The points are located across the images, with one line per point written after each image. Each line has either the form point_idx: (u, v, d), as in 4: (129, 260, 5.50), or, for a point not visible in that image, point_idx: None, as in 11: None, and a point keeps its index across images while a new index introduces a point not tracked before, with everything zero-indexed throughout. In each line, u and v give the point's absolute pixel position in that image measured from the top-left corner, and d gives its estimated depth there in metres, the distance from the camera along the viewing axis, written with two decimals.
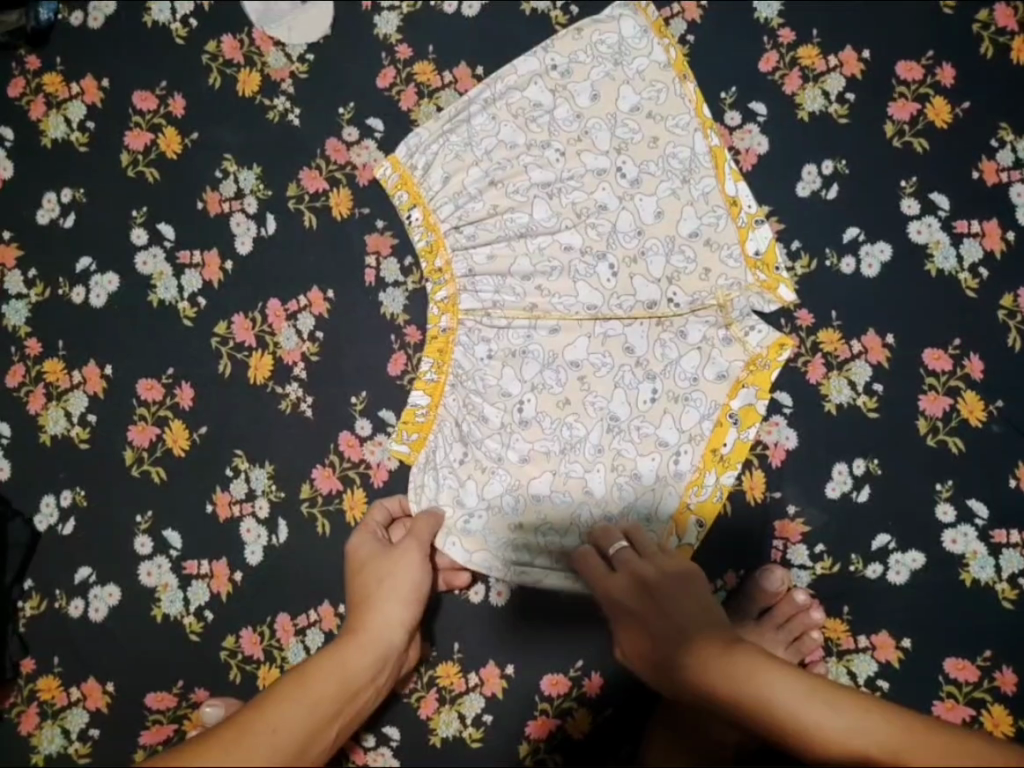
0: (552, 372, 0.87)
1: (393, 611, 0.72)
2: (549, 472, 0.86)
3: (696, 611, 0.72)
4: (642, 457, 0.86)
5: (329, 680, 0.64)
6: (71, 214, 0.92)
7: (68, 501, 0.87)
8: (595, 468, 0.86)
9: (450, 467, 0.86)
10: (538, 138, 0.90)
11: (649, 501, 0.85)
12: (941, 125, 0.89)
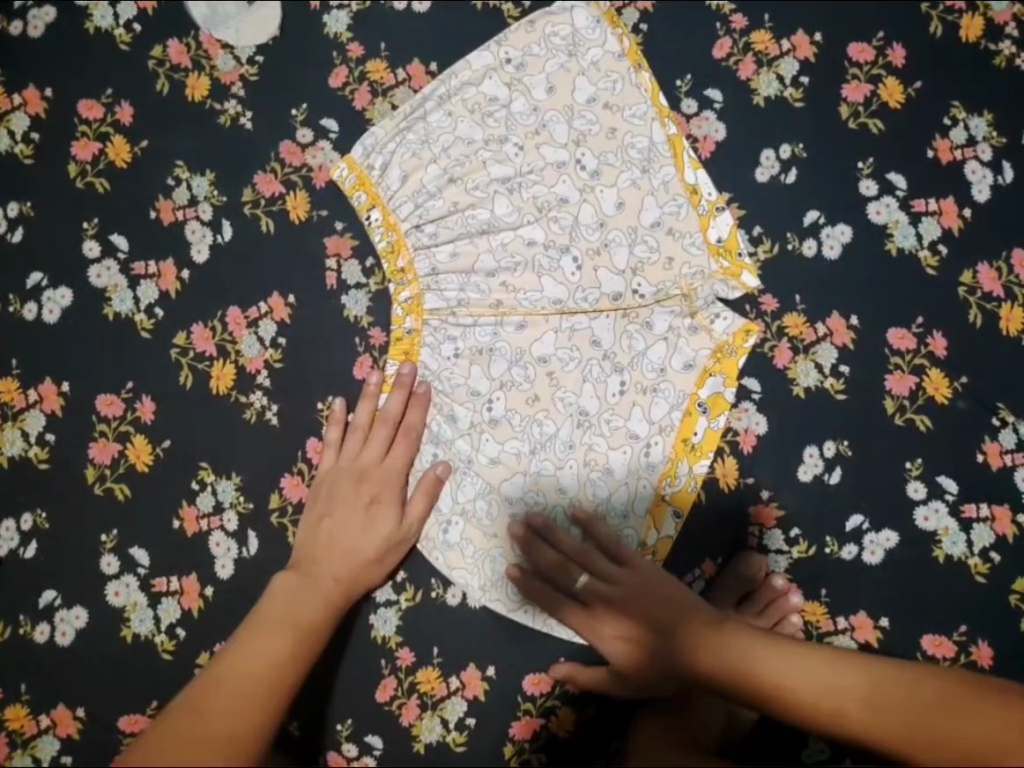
0: (520, 369, 0.87)
1: (358, 559, 0.80)
2: (522, 470, 0.85)
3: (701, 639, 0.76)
4: (613, 450, 0.85)
5: (308, 604, 0.75)
6: (19, 229, 0.89)
7: (29, 524, 0.85)
8: (567, 464, 0.85)
9: (422, 471, 0.86)
10: (496, 133, 0.89)
11: (623, 494, 0.85)
12: (894, 105, 0.90)
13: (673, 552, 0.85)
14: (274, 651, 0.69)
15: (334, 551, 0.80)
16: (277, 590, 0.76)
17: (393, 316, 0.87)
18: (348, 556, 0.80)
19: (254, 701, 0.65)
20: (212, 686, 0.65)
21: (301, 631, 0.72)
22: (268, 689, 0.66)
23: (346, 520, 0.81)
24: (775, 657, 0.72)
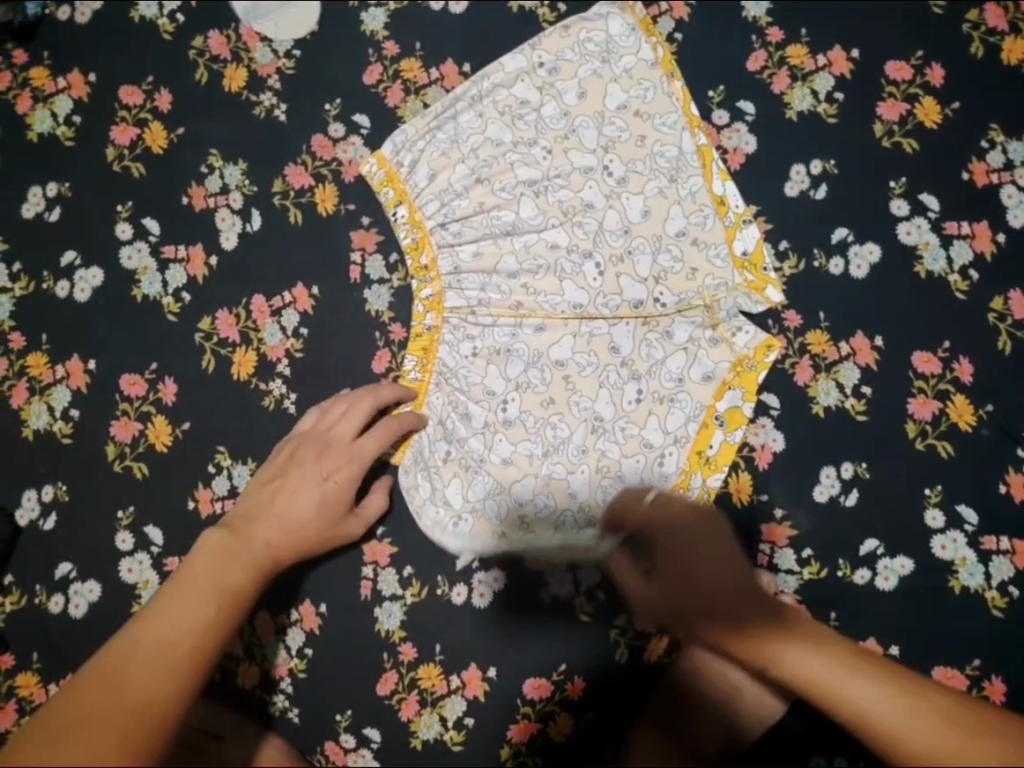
0: (536, 371, 0.87)
1: (292, 535, 0.75)
2: (534, 472, 0.85)
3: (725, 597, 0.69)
4: (626, 458, 0.85)
5: (239, 573, 0.67)
6: (56, 208, 0.91)
7: (49, 497, 0.86)
8: (578, 468, 0.85)
9: (435, 464, 0.86)
10: (526, 136, 0.90)
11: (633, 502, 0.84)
12: (930, 125, 0.89)
13: None
14: (197, 623, 0.60)
15: (269, 518, 0.74)
16: (204, 548, 0.68)
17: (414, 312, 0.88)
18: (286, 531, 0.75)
19: (178, 662, 0.56)
20: (117, 665, 0.54)
21: (225, 599, 0.63)
22: (190, 652, 0.57)
23: (297, 489, 0.77)
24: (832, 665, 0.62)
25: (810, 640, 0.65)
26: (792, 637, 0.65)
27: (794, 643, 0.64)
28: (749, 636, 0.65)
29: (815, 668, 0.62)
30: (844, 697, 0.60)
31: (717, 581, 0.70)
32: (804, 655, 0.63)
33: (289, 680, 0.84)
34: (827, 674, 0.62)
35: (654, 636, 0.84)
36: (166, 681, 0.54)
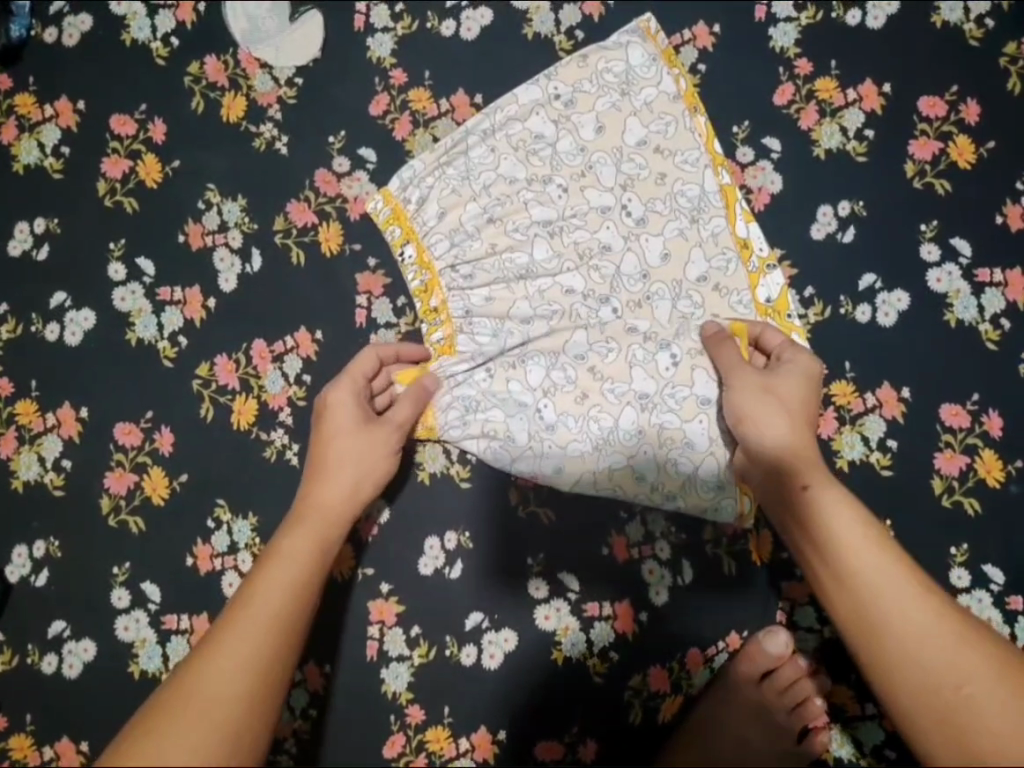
0: (558, 372, 0.81)
1: (352, 487, 0.72)
2: (583, 410, 0.80)
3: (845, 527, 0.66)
4: (688, 423, 0.79)
5: (303, 556, 0.67)
6: (45, 246, 0.87)
7: (41, 552, 0.83)
8: (629, 402, 0.80)
9: (481, 369, 0.82)
10: (540, 172, 0.85)
11: (686, 496, 0.79)
12: (963, 166, 0.85)
13: (699, 623, 0.82)
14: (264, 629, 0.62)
15: (330, 472, 0.72)
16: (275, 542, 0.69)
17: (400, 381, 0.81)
18: (346, 459, 0.73)
19: (251, 683, 0.59)
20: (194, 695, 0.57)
21: (292, 593, 0.65)
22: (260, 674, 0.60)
23: (352, 413, 0.74)
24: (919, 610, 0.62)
25: (873, 528, 0.66)
26: (857, 519, 0.66)
27: (856, 526, 0.66)
28: (841, 552, 0.65)
29: (864, 555, 0.64)
30: (884, 594, 0.63)
31: (802, 452, 0.70)
32: (860, 539, 0.65)
33: (292, 740, 0.81)
34: (872, 564, 0.64)
35: (669, 695, 0.82)
36: (241, 706, 0.58)
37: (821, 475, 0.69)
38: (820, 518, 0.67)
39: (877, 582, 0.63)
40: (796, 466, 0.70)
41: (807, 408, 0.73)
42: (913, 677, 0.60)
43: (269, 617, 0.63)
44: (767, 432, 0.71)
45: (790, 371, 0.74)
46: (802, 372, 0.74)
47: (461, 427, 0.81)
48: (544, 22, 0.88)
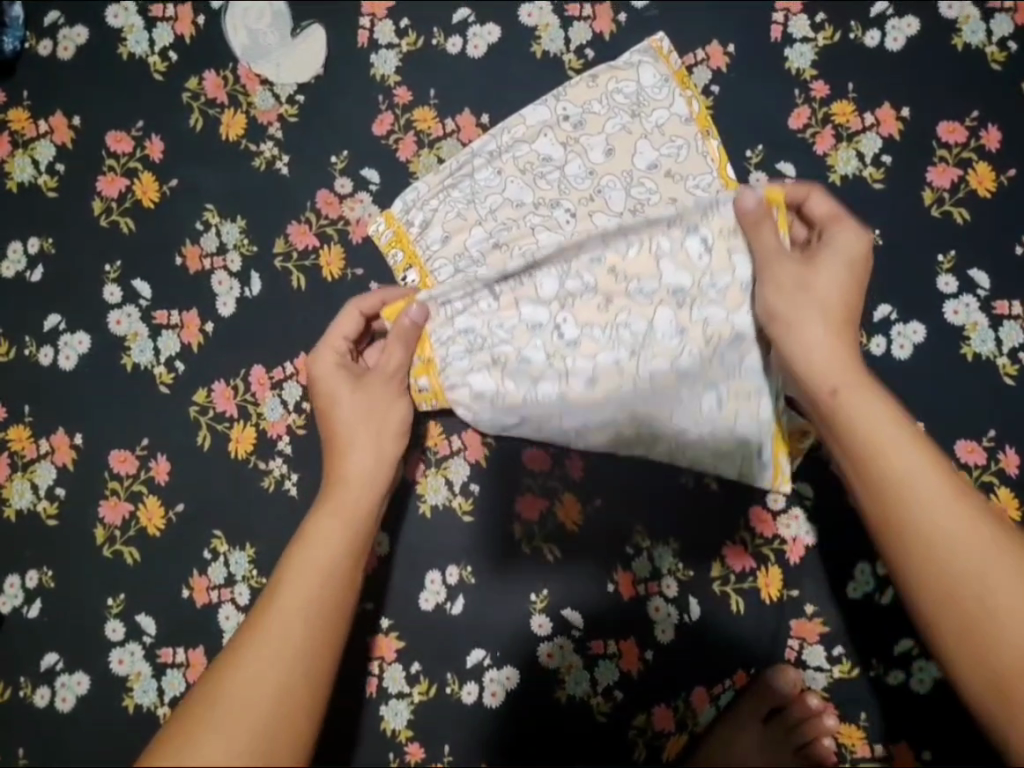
0: (573, 281, 0.75)
1: (376, 455, 0.71)
2: (611, 317, 0.75)
3: (876, 426, 0.61)
4: (734, 315, 0.73)
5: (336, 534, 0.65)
6: (39, 267, 0.84)
7: (33, 582, 0.81)
8: (663, 302, 0.74)
9: (482, 293, 0.76)
10: (548, 196, 0.80)
11: (730, 386, 0.75)
12: (983, 194, 0.82)
13: (705, 662, 0.81)
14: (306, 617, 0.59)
15: (348, 447, 0.71)
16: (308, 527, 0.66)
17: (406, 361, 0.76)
18: (359, 423, 0.71)
19: (296, 674, 0.56)
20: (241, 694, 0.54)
21: (330, 579, 0.62)
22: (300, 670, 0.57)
23: (342, 379, 0.73)
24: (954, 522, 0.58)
25: (910, 434, 0.61)
26: (891, 423, 0.61)
27: (889, 426, 0.61)
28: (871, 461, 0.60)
29: (897, 459, 0.60)
30: (915, 499, 0.58)
31: (840, 356, 0.64)
32: (895, 440, 0.60)
33: None
34: (905, 472, 0.59)
35: (673, 735, 0.81)
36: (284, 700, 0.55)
37: (854, 376, 0.64)
38: (850, 425, 0.62)
39: (912, 487, 0.59)
40: (827, 368, 0.64)
41: (849, 298, 0.67)
42: (937, 590, 0.58)
43: (307, 606, 0.60)
44: (805, 334, 0.66)
45: (830, 259, 0.68)
46: (844, 255, 0.68)
47: (465, 358, 0.76)
48: (554, 39, 0.86)
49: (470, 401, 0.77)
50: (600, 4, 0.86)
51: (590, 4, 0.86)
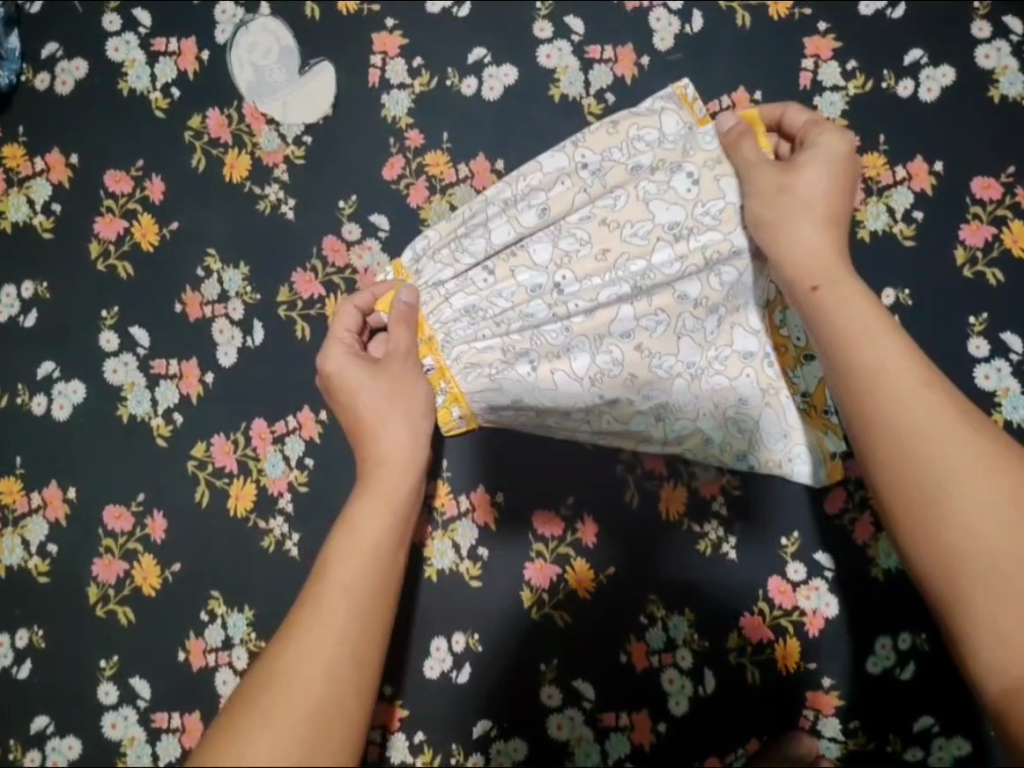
0: (567, 237, 0.72)
1: (410, 431, 0.63)
2: (608, 265, 0.72)
3: (855, 316, 0.57)
4: (733, 233, 0.71)
5: (384, 519, 0.58)
6: (33, 312, 0.81)
7: (23, 641, 0.78)
8: (660, 238, 0.71)
9: (479, 269, 0.73)
10: (566, 252, 0.72)
11: (728, 303, 0.73)
12: (1018, 253, 0.79)
13: (716, 730, 0.78)
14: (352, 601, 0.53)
15: (378, 430, 0.63)
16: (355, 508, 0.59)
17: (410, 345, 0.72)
18: (384, 407, 0.64)
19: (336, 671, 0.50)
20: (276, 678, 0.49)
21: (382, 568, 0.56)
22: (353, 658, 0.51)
23: (353, 367, 0.66)
24: (930, 417, 0.53)
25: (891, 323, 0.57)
26: (873, 315, 0.57)
27: (866, 308, 0.57)
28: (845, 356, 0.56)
29: (873, 335, 0.56)
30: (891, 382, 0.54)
31: (826, 247, 0.61)
32: (870, 323, 0.56)
33: None
34: (880, 365, 0.55)
35: None
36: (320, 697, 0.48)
37: (838, 270, 0.60)
38: (827, 317, 0.58)
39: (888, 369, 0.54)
40: (811, 258, 0.61)
41: (832, 194, 0.63)
42: (918, 502, 0.52)
43: (357, 595, 0.54)
44: (788, 236, 0.62)
45: (813, 162, 0.64)
46: (828, 150, 0.64)
47: (469, 329, 0.72)
48: (573, 82, 0.82)
49: (483, 375, 0.72)
50: (621, 47, 0.82)
51: (611, 46, 0.82)
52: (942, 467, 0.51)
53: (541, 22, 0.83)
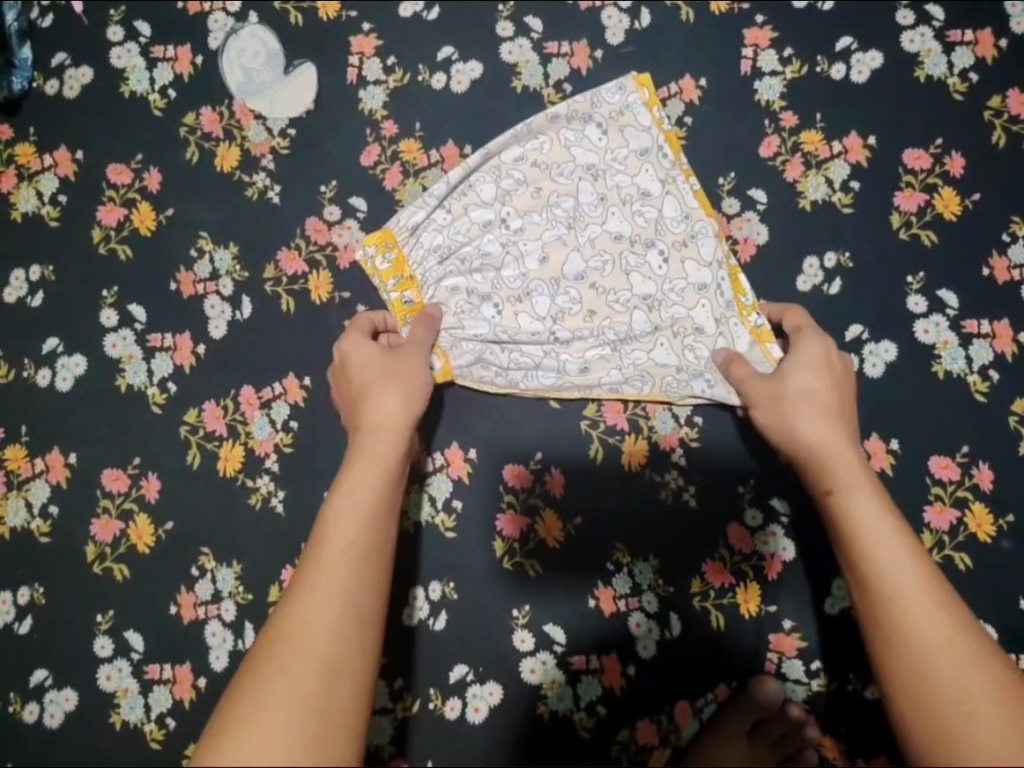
0: (508, 179, 0.86)
1: (403, 397, 0.65)
2: (544, 202, 0.85)
3: (842, 478, 0.60)
4: (637, 176, 0.86)
5: (367, 486, 0.57)
6: (39, 293, 0.88)
7: (25, 598, 0.83)
8: (582, 180, 0.86)
9: (439, 211, 0.85)
10: (509, 195, 0.85)
11: (664, 238, 0.84)
12: (949, 217, 0.85)
13: (686, 673, 0.82)
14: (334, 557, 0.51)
15: (374, 398, 0.65)
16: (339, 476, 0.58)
17: (390, 286, 0.84)
18: (377, 380, 0.67)
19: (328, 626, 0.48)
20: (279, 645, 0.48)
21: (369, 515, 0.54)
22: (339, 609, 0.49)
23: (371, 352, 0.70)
24: (896, 547, 0.54)
25: (906, 533, 0.56)
26: (861, 473, 0.60)
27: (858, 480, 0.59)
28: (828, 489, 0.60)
29: (878, 533, 0.55)
30: (891, 581, 0.53)
31: (830, 427, 0.64)
32: (856, 495, 0.58)
33: None
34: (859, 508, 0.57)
35: (657, 749, 0.81)
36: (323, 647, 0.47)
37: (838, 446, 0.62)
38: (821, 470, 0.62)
39: (891, 578, 0.53)
40: (813, 432, 0.64)
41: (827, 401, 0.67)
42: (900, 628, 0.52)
43: (342, 548, 0.52)
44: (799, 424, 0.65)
45: (798, 369, 0.70)
46: (812, 360, 0.70)
47: (439, 269, 0.84)
48: (533, 75, 0.90)
49: (449, 308, 0.84)
50: (577, 42, 0.90)
51: (567, 42, 0.90)
52: (912, 594, 0.52)
53: (504, 22, 0.91)
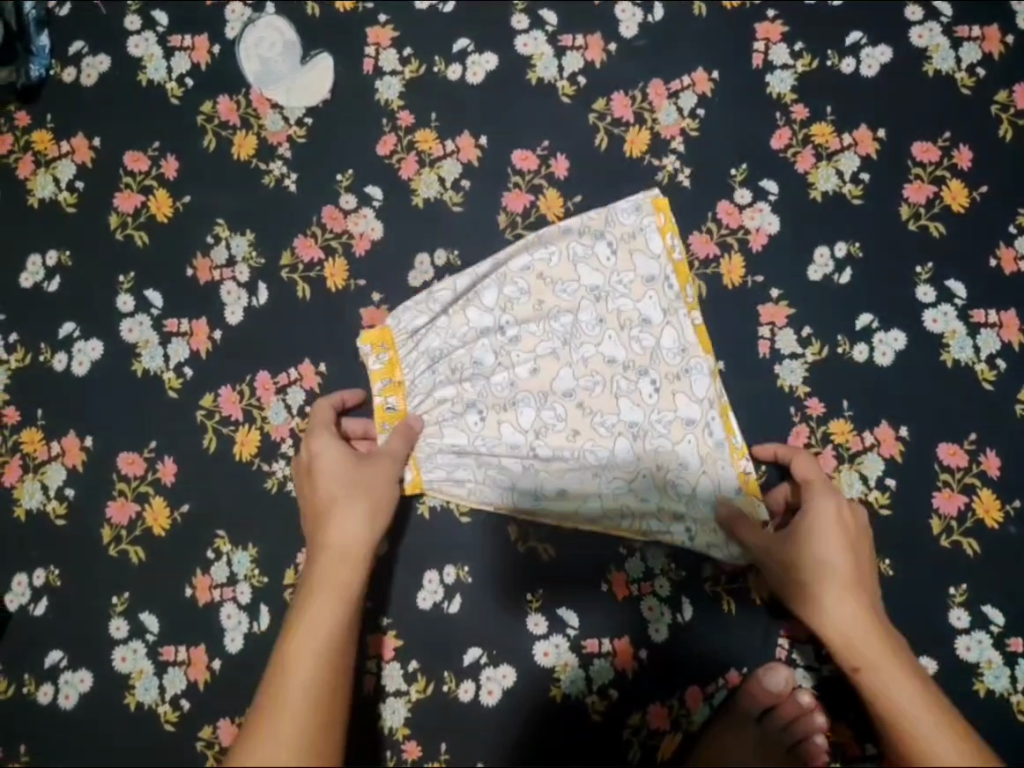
0: (511, 287, 0.85)
1: (366, 518, 0.70)
2: (544, 315, 0.85)
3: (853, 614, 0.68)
4: (640, 303, 0.85)
5: (330, 608, 0.64)
6: (56, 278, 0.89)
7: (40, 581, 0.83)
8: (584, 301, 0.85)
9: (440, 316, 0.85)
10: (510, 310, 0.85)
11: (658, 369, 0.84)
12: (956, 209, 0.86)
13: (698, 657, 0.82)
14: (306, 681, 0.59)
15: (333, 516, 0.70)
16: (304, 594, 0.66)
17: (378, 387, 0.84)
18: (340, 492, 0.72)
19: (301, 736, 0.56)
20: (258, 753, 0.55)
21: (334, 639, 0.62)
22: (314, 721, 0.57)
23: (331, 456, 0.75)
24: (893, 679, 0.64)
25: (902, 662, 0.65)
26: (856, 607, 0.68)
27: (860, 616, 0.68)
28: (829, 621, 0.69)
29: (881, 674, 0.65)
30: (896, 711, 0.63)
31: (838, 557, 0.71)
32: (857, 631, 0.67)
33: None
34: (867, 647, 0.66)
35: (668, 733, 0.81)
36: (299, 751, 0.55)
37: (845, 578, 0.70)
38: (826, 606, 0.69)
39: (902, 706, 0.63)
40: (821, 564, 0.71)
41: (849, 562, 0.71)
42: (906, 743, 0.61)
43: (312, 666, 0.60)
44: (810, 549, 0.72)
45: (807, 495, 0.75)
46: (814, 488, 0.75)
47: (431, 374, 0.84)
48: (548, 67, 0.91)
49: (436, 414, 0.83)
50: (590, 35, 0.91)
51: (582, 35, 0.91)
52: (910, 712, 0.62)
53: (519, 15, 0.92)
